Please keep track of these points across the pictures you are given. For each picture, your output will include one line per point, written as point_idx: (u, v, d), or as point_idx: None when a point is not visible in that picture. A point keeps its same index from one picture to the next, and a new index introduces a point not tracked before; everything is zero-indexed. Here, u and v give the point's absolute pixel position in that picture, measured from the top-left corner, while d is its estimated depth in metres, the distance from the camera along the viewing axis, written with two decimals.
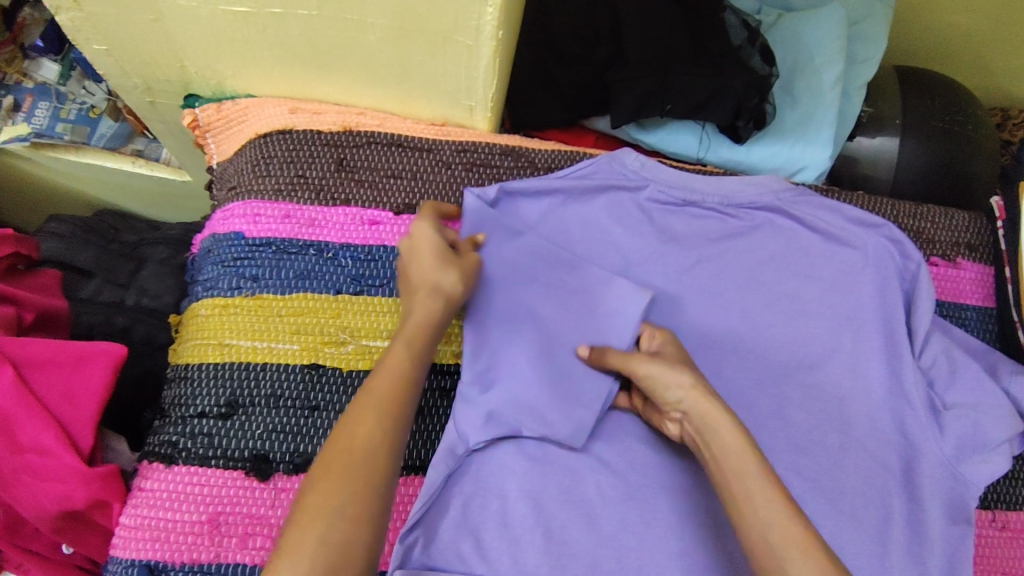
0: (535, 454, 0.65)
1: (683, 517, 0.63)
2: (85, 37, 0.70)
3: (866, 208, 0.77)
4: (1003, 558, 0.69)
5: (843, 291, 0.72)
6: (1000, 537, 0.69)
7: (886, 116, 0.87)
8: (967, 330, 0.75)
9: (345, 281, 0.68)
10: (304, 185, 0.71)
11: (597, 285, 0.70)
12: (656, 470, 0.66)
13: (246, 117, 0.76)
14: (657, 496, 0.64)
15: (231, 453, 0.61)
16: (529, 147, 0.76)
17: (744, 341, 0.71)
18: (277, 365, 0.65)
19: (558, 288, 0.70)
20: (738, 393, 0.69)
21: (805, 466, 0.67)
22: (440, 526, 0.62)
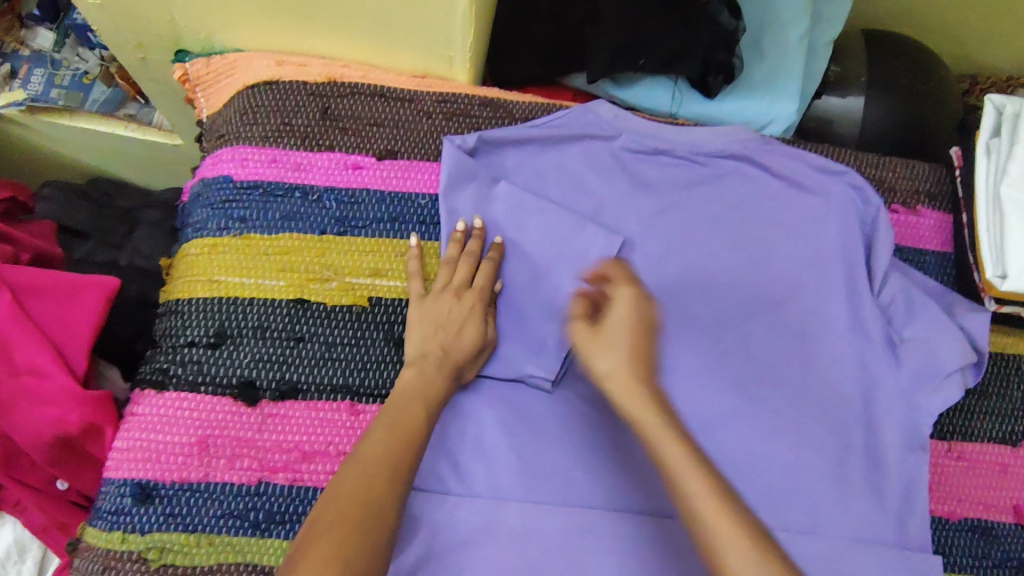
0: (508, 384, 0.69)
1: None
2: None
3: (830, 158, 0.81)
4: (959, 486, 0.73)
5: (807, 235, 0.76)
6: (955, 466, 0.73)
7: (852, 74, 0.91)
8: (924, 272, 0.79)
9: (329, 222, 0.71)
10: (290, 132, 0.74)
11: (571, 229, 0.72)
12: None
13: (235, 70, 0.79)
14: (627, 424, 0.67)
15: (220, 380, 0.65)
16: (508, 99, 0.79)
17: (711, 282, 0.74)
18: (263, 300, 0.68)
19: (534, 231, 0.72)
20: (706, 329, 0.72)
21: (769, 398, 0.71)
22: None
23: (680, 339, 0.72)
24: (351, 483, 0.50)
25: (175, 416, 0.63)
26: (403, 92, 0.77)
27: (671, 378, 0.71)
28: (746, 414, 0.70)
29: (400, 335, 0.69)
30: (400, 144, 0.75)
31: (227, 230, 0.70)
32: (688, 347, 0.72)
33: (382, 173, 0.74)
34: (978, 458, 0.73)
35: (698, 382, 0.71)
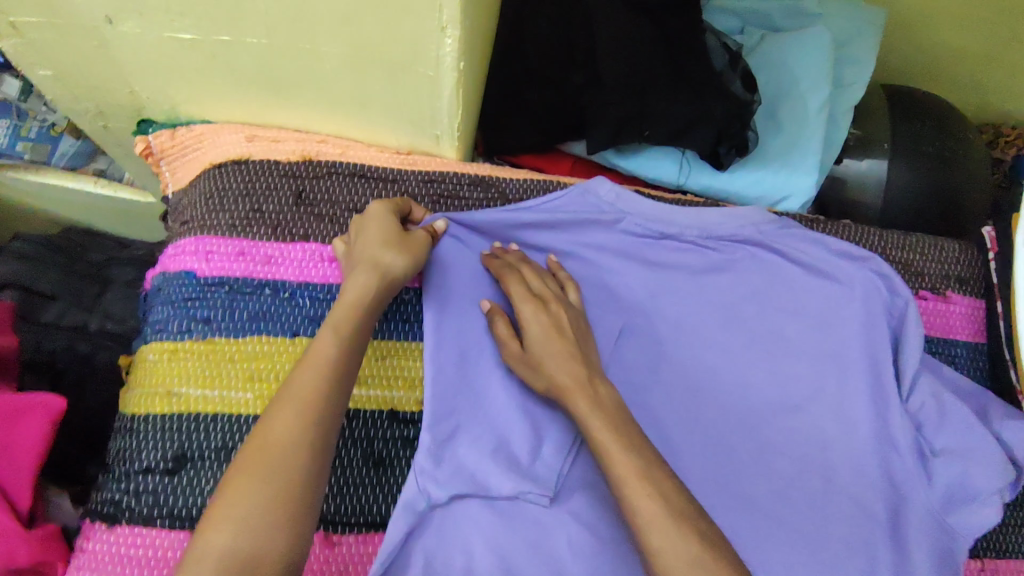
0: (503, 508, 0.61)
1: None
2: (28, 63, 0.66)
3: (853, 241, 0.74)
4: None
5: (826, 328, 0.69)
6: None
7: (874, 139, 0.84)
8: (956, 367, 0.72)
9: (302, 323, 0.65)
10: (260, 220, 0.67)
11: None
12: None
13: (202, 147, 0.72)
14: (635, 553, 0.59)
15: (178, 512, 0.58)
16: (500, 176, 0.73)
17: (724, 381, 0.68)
18: (227, 416, 0.61)
19: None
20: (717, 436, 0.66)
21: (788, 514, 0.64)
22: None
23: (688, 446, 0.66)
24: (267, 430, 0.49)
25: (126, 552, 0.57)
26: (386, 174, 0.70)
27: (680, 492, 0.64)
28: (763, 533, 0.64)
29: (380, 453, 0.64)
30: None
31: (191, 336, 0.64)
32: (699, 458, 0.65)
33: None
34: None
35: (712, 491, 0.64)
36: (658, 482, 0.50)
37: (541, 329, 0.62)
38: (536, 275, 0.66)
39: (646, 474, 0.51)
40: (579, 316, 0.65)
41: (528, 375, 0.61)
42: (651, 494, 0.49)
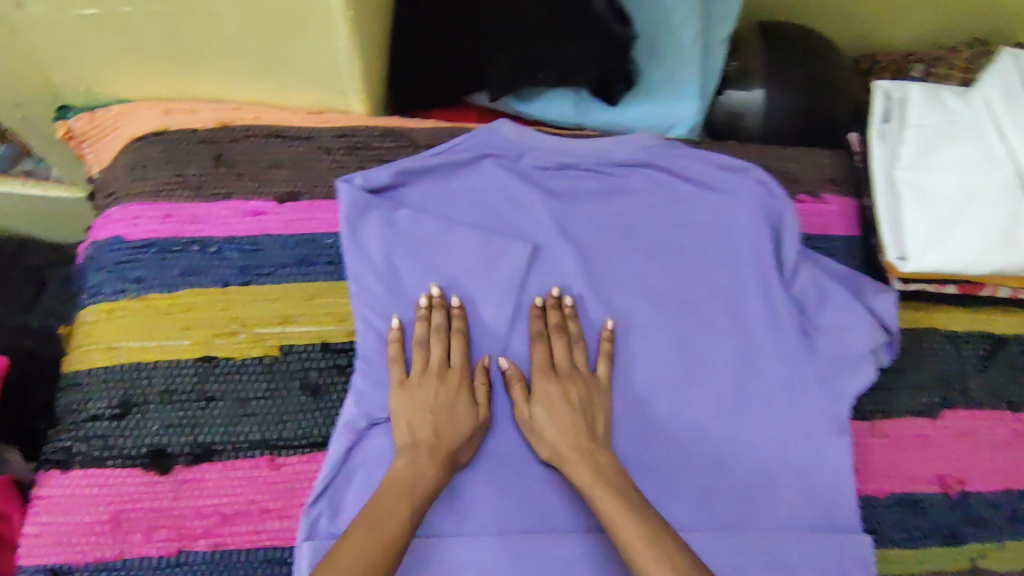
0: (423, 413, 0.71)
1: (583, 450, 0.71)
2: None
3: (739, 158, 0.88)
4: (884, 463, 0.86)
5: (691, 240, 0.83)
6: (875, 442, 0.86)
7: (749, 68, 0.96)
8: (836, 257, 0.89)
9: (231, 272, 0.74)
10: (182, 184, 0.76)
11: (495, 258, 0.78)
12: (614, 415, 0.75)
13: (119, 126, 0.78)
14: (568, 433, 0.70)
15: (129, 453, 0.68)
16: (410, 125, 0.84)
17: (621, 288, 0.80)
18: (167, 362, 0.71)
19: (462, 245, 0.78)
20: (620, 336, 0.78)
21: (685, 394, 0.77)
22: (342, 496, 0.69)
23: (595, 350, 0.78)
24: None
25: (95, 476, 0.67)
26: (300, 140, 0.80)
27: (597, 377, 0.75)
28: (682, 394, 0.77)
29: (316, 382, 0.73)
30: (304, 189, 0.79)
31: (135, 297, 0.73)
32: (631, 339, 0.78)
33: (297, 222, 0.78)
34: (897, 432, 0.87)
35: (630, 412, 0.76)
36: (643, 517, 0.62)
37: (549, 405, 0.72)
38: (559, 330, 0.76)
39: (631, 509, 0.63)
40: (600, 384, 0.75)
41: (531, 436, 0.72)
42: (633, 521, 0.62)
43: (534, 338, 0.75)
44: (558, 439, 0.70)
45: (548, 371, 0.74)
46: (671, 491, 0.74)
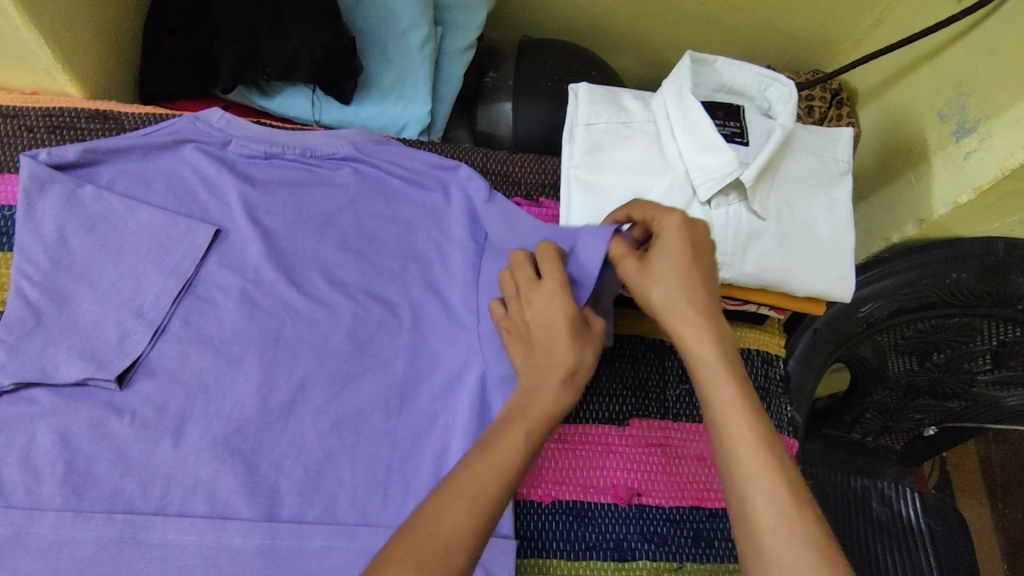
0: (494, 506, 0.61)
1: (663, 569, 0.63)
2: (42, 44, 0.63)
3: (954, 298, 0.84)
4: (875, 535, 0.99)
5: (777, 331, 0.74)
6: (863, 510, 1.02)
7: (919, 144, 0.83)
8: (961, 398, 0.96)
9: (301, 303, 0.66)
10: (265, 201, 0.69)
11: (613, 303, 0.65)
12: (713, 524, 0.65)
13: (172, 121, 0.70)
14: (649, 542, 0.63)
15: (160, 496, 0.58)
16: (517, 162, 0.76)
17: None
18: (212, 402, 0.61)
19: None
20: None
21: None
22: None
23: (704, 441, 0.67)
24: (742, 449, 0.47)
25: (91, 512, 0.57)
26: (376, 164, 0.72)
27: (694, 484, 0.66)
28: None
29: None
30: (368, 215, 0.70)
31: (168, 321, 0.63)
32: None
33: (359, 252, 0.69)
34: (889, 518, 1.01)
35: (717, 532, 0.64)
36: None
37: (678, 515, 0.64)
38: (681, 427, 0.68)
39: None
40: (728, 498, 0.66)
41: (633, 544, 0.63)
42: None
43: (629, 425, 0.67)
44: (659, 562, 0.63)
45: (672, 477, 0.65)
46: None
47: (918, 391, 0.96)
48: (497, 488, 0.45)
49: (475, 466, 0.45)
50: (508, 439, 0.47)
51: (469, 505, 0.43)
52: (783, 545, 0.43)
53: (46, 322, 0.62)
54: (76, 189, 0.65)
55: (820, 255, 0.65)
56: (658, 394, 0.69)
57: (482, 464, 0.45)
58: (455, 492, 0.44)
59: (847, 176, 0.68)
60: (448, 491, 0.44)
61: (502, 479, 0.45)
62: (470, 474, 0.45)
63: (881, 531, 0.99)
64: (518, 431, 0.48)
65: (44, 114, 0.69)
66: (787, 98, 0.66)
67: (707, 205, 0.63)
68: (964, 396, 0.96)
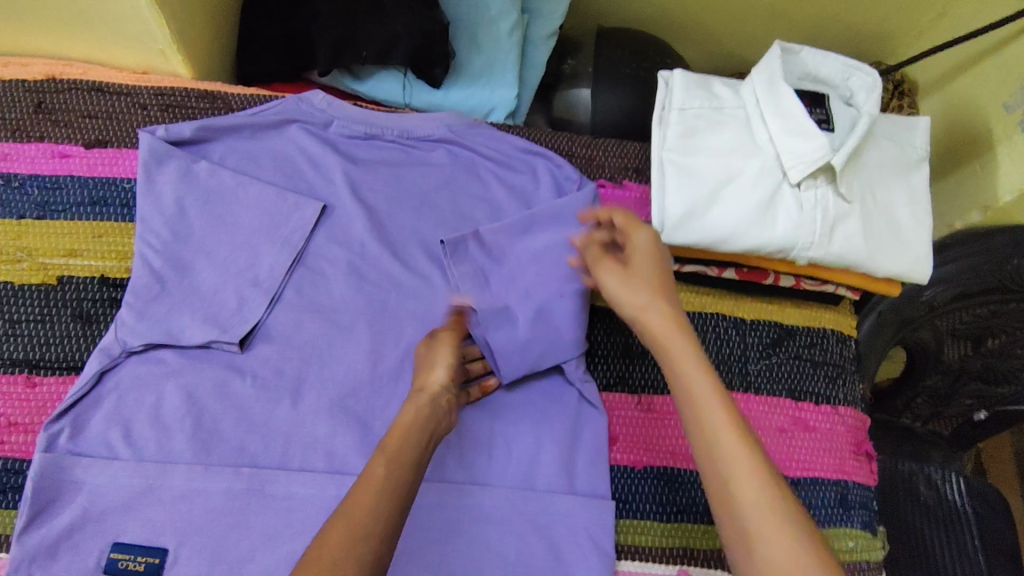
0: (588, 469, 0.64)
1: None
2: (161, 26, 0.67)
3: (1015, 282, 0.86)
4: (924, 515, 1.02)
5: (849, 311, 0.77)
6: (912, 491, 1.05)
7: (980, 134, 0.87)
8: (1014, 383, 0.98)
9: (403, 275, 0.69)
10: (366, 180, 0.73)
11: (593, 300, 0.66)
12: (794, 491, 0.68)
13: (277, 102, 0.73)
14: None
15: (280, 452, 0.61)
16: (600, 146, 0.80)
17: (795, 357, 0.73)
18: (325, 366, 0.65)
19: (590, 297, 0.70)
20: (799, 415, 0.71)
21: (850, 490, 0.70)
22: (492, 541, 0.60)
23: (784, 413, 0.71)
24: (720, 428, 0.49)
25: (220, 465, 0.60)
26: (469, 146, 0.76)
27: (777, 453, 0.69)
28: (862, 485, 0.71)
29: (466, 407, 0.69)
30: (462, 194, 0.74)
31: (282, 290, 0.67)
32: (817, 415, 0.72)
33: (456, 229, 0.72)
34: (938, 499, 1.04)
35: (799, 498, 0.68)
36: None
37: None
38: (764, 400, 0.71)
39: None
40: (809, 466, 0.69)
41: None
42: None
43: None
44: None
45: None
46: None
47: (971, 375, 0.99)
48: (382, 500, 0.46)
49: (363, 492, 0.47)
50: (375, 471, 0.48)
51: (351, 530, 0.44)
52: (764, 517, 0.46)
53: (168, 289, 0.65)
54: (192, 164, 0.69)
55: (900, 238, 0.68)
56: (740, 369, 0.72)
57: (361, 485, 0.47)
58: (335, 521, 0.45)
59: (924, 163, 0.71)
60: (334, 519, 0.45)
61: (384, 491, 0.47)
62: (353, 501, 0.46)
63: (928, 514, 1.02)
64: (380, 461, 0.49)
65: (157, 94, 0.73)
66: (872, 87, 0.68)
67: (797, 188, 0.65)
68: (1014, 380, 0.98)
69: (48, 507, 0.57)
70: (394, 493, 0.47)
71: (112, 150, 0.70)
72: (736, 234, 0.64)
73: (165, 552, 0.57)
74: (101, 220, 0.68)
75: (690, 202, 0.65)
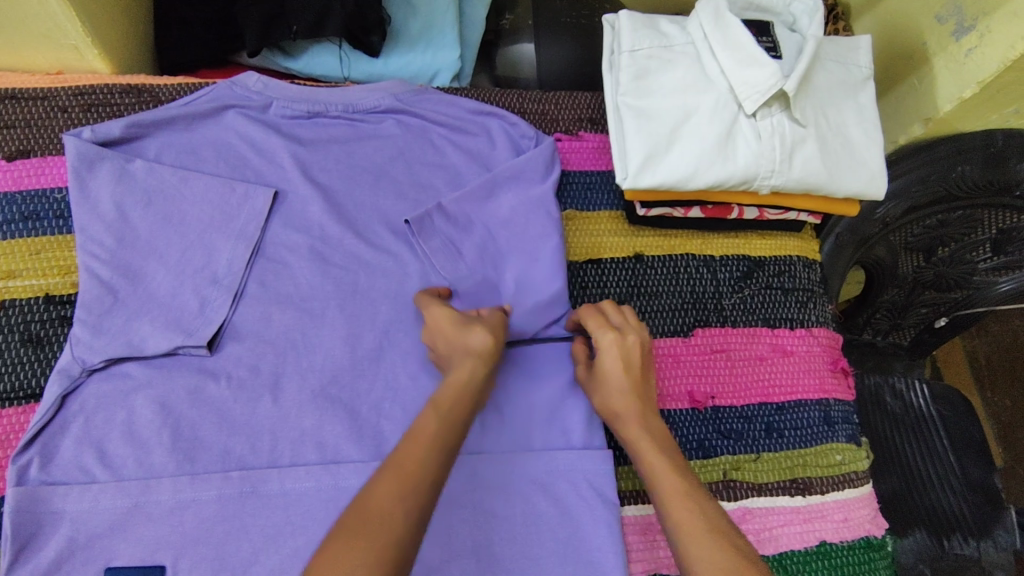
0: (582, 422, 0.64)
1: (741, 461, 0.67)
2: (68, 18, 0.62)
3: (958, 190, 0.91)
4: (896, 424, 1.07)
5: (812, 236, 0.79)
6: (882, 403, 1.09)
7: (913, 49, 0.89)
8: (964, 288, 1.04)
9: (369, 255, 0.67)
10: (316, 161, 0.69)
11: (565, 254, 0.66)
12: (780, 416, 0.70)
13: (209, 90, 0.69)
14: (725, 439, 0.68)
15: (268, 450, 0.59)
16: (551, 99, 0.78)
17: (766, 287, 0.75)
18: (302, 356, 0.62)
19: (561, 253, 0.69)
20: (777, 342, 0.72)
21: (832, 408, 0.72)
22: (497, 507, 0.60)
23: (763, 342, 0.72)
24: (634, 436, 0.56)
25: (207, 473, 0.57)
26: (417, 114, 0.73)
27: (761, 381, 0.70)
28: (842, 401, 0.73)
29: None
30: (418, 164, 0.72)
31: (244, 285, 0.64)
32: (793, 340, 0.73)
33: (416, 200, 0.70)
34: (903, 407, 1.07)
35: (785, 423, 0.70)
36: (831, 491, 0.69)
37: (748, 412, 0.69)
38: (743, 331, 0.72)
39: (823, 493, 0.69)
40: (792, 390, 0.71)
41: (712, 443, 0.67)
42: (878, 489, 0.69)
43: (694, 335, 0.71)
44: (736, 456, 0.67)
45: (739, 377, 0.70)
46: (835, 507, 0.68)
47: (925, 285, 1.04)
48: (429, 459, 0.48)
49: (413, 453, 0.48)
50: (427, 425, 0.50)
51: (399, 479, 0.46)
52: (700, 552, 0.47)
53: (122, 299, 0.61)
54: (127, 165, 0.64)
55: (855, 157, 0.69)
56: (716, 305, 0.72)
57: (410, 444, 0.48)
58: (388, 472, 0.47)
59: (869, 81, 0.72)
60: (385, 474, 0.47)
61: (433, 448, 0.49)
62: (404, 455, 0.48)
63: (897, 421, 1.06)
64: (432, 418, 0.50)
65: (76, 94, 0.68)
66: (813, 11, 0.69)
67: (753, 118, 0.66)
68: (966, 285, 1.03)
69: (29, 543, 0.54)
70: (441, 451, 0.49)
71: (36, 159, 0.65)
72: (700, 171, 0.64)
73: (164, 569, 0.55)
74: (36, 235, 0.63)
75: (651, 144, 0.65)
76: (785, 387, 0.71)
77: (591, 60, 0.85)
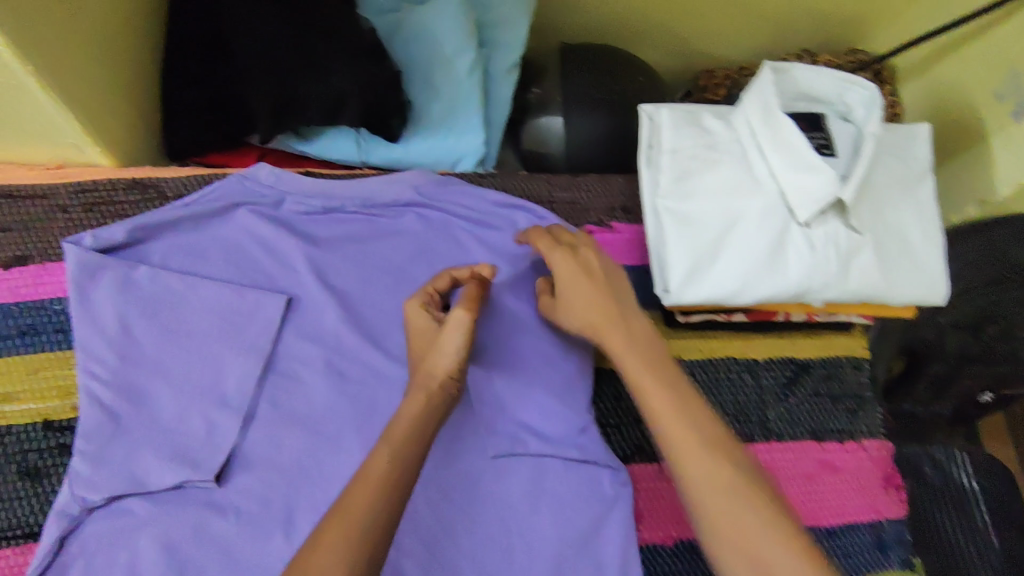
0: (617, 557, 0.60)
1: None
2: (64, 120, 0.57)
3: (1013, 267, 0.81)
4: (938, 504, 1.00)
5: (862, 334, 0.73)
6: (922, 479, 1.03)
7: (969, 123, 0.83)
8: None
9: (389, 368, 0.62)
10: (332, 264, 0.65)
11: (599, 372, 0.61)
12: (828, 541, 0.65)
13: (217, 184, 0.64)
14: None
15: None
16: (581, 186, 0.73)
17: (814, 395, 0.69)
18: (318, 486, 0.58)
19: None
20: (826, 457, 0.68)
21: (884, 530, 0.67)
22: None
23: (812, 458, 0.67)
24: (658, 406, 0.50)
25: None
26: (439, 207, 0.68)
27: (810, 504, 0.65)
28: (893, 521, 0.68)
29: None
30: (440, 262, 0.67)
31: (255, 406, 0.60)
32: (844, 455, 0.68)
33: None
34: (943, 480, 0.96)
35: (835, 549, 0.65)
36: None
37: None
38: (791, 448, 0.67)
39: None
40: (842, 512, 0.66)
41: None
42: None
43: None
44: None
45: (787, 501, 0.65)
46: None
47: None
48: (383, 509, 0.43)
49: (352, 499, 0.43)
50: (377, 459, 0.45)
51: (344, 529, 0.41)
52: (752, 527, 0.44)
53: (125, 425, 0.57)
54: (130, 273, 0.59)
55: (914, 263, 0.63)
56: (760, 416, 0.67)
57: (359, 487, 0.44)
58: (333, 519, 0.42)
59: (929, 175, 0.66)
60: (328, 522, 0.42)
61: (384, 490, 0.44)
62: (350, 499, 0.43)
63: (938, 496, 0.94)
64: (383, 455, 0.46)
65: (77, 191, 0.63)
66: (871, 102, 0.62)
67: (806, 226, 0.60)
68: None
69: None
70: (395, 494, 0.44)
71: (35, 267, 0.61)
72: (748, 286, 0.59)
73: None
74: (33, 352, 0.60)
75: (695, 254, 0.59)
76: (834, 508, 0.66)
77: (624, 138, 0.79)
